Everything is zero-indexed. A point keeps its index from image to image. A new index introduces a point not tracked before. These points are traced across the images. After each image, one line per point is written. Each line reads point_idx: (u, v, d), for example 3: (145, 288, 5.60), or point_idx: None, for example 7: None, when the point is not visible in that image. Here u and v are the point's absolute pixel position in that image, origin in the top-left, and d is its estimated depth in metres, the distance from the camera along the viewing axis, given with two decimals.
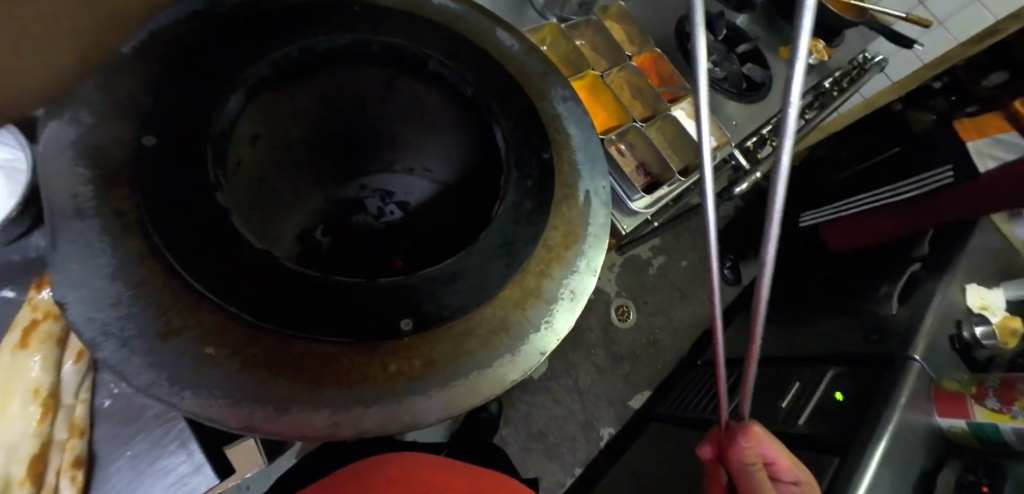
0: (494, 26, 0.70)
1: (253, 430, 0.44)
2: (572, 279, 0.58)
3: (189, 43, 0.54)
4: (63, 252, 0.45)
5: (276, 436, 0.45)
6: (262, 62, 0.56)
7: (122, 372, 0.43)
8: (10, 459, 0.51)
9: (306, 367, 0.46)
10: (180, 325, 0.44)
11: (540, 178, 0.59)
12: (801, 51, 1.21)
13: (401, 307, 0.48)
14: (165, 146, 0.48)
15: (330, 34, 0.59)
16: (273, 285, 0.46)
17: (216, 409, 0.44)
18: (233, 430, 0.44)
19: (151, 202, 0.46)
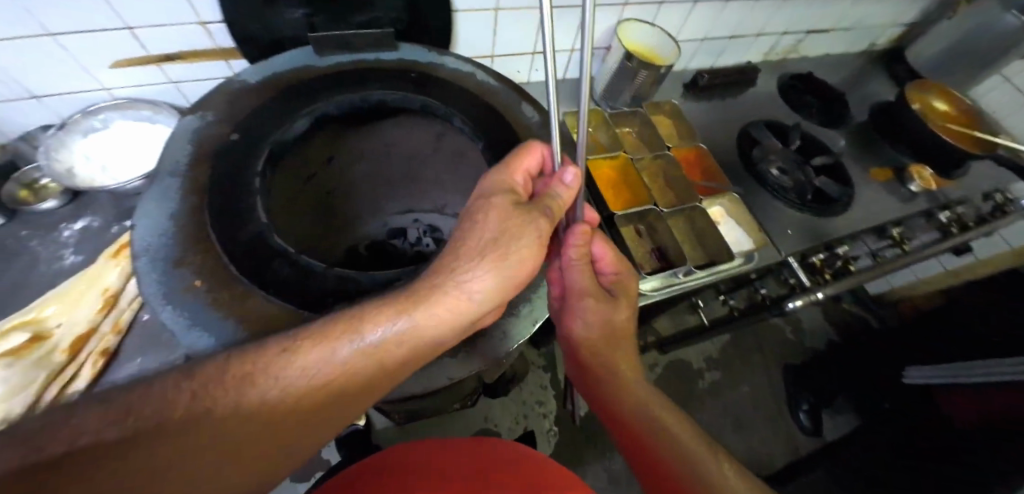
0: (521, 101, 0.81)
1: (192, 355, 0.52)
2: (509, 322, 0.59)
3: (286, 82, 0.75)
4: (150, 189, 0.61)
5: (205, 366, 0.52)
6: (332, 101, 0.73)
7: (139, 280, 0.55)
8: (68, 331, 0.65)
9: (252, 321, 0.54)
10: (189, 259, 0.57)
11: None
12: (900, 175, 1.07)
13: (342, 294, 0.56)
14: (241, 141, 0.66)
15: (388, 89, 0.76)
16: (258, 254, 0.57)
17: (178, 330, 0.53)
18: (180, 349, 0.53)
19: (215, 175, 0.62)
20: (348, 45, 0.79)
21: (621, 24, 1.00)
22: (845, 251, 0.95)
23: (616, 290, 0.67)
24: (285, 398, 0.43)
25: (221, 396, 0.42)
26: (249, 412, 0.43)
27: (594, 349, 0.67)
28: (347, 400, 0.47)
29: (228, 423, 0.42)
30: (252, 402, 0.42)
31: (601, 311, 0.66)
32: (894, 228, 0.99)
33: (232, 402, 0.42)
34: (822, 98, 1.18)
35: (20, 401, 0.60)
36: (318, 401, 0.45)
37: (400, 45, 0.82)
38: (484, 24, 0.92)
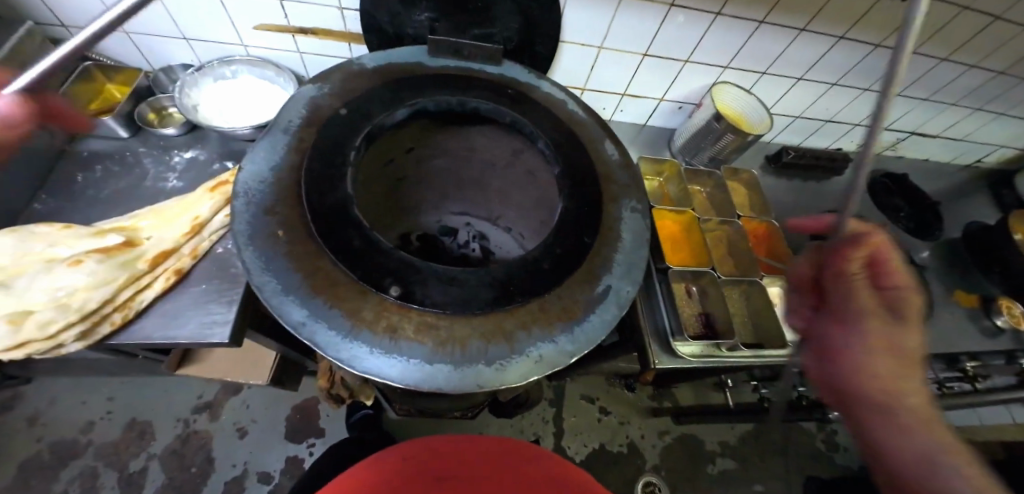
0: (605, 137, 0.82)
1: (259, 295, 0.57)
2: (547, 345, 0.59)
3: (397, 74, 0.81)
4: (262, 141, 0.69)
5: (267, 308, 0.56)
6: (433, 99, 0.79)
7: (233, 216, 0.62)
8: (156, 245, 0.73)
9: (317, 278, 0.58)
10: (279, 210, 0.63)
11: (568, 252, 0.66)
12: (986, 305, 1.00)
13: (400, 275, 0.60)
14: (347, 118, 0.72)
15: (485, 100, 0.81)
16: (338, 223, 0.62)
17: (251, 268, 0.58)
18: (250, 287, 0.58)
19: (318, 141, 0.69)
20: (460, 53, 0.85)
21: (716, 85, 1.01)
22: None
23: (900, 309, 0.46)
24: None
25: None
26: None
27: (874, 383, 0.44)
28: None
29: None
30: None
31: (883, 331, 0.45)
32: (967, 361, 0.92)
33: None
34: (911, 205, 1.14)
35: (101, 294, 0.66)
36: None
37: (506, 63, 0.88)
38: (585, 59, 0.96)
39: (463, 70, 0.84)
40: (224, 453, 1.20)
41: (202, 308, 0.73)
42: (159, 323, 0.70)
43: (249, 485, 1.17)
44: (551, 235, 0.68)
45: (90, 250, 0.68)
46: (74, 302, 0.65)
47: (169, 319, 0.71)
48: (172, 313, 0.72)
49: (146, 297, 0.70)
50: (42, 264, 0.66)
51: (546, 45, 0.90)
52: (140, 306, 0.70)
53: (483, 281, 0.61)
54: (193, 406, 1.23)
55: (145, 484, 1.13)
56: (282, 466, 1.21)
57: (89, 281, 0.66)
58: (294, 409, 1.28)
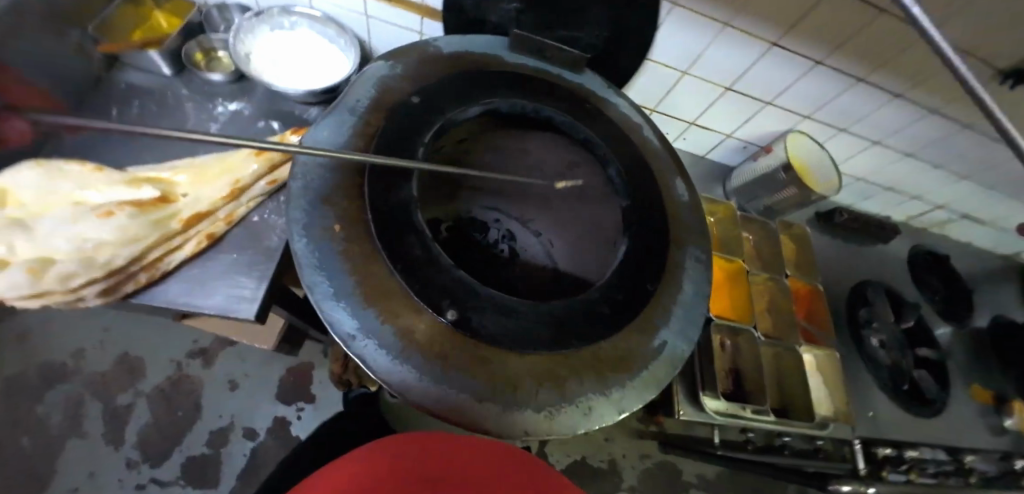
0: (677, 174, 0.78)
1: (311, 295, 0.54)
2: (596, 397, 0.57)
3: (474, 64, 0.75)
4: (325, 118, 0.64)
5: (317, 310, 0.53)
6: (508, 100, 0.74)
7: (289, 201, 0.58)
8: (191, 204, 0.68)
9: (371, 285, 0.55)
10: (337, 200, 0.58)
11: (628, 299, 0.63)
12: (999, 404, 0.99)
13: (458, 299, 0.56)
14: (419, 108, 0.67)
15: (561, 110, 0.76)
16: (399, 228, 0.58)
17: (305, 263, 0.54)
18: (300, 284, 0.54)
19: (386, 130, 0.64)
20: (542, 53, 0.79)
21: (794, 132, 0.95)
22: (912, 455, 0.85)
23: None
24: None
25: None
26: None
27: None
28: None
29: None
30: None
31: None
32: (967, 454, 0.89)
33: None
34: (948, 291, 1.12)
35: (130, 251, 0.61)
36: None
37: (586, 73, 0.82)
38: (665, 80, 0.91)
39: (542, 72, 0.79)
40: (213, 402, 1.14)
41: (232, 279, 0.69)
42: (185, 288, 0.67)
43: (233, 439, 1.12)
44: (613, 276, 0.64)
45: (122, 202, 0.63)
46: (101, 257, 0.60)
47: (194, 285, 0.67)
48: (199, 279, 0.68)
49: (173, 259, 0.66)
50: (68, 209, 0.60)
51: (631, 60, 0.84)
52: (168, 267, 0.66)
53: (541, 318, 0.59)
54: (187, 350, 1.17)
55: (129, 421, 1.08)
56: (269, 426, 1.15)
57: (118, 236, 0.61)
58: (287, 371, 1.21)
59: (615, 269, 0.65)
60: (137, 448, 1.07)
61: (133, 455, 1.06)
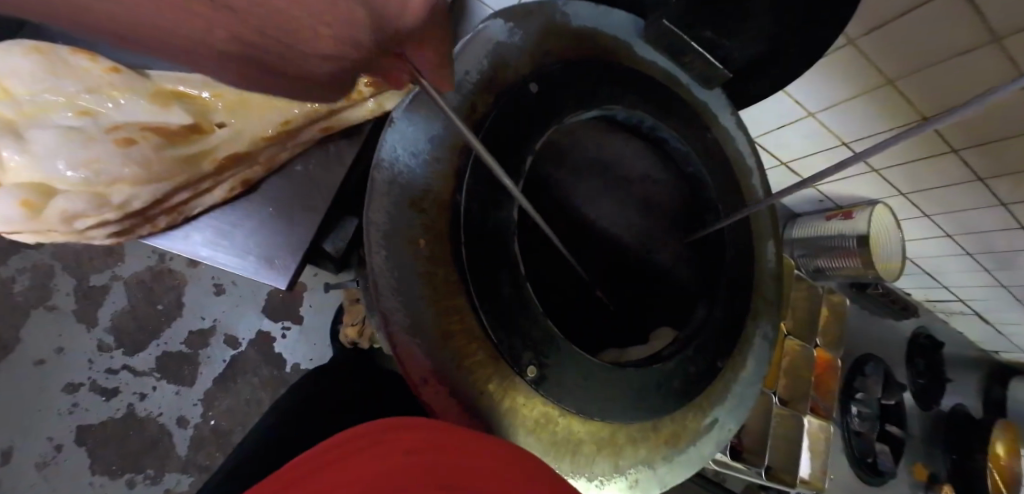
0: (772, 236, 0.70)
1: (381, 320, 0.47)
2: (644, 471, 0.56)
3: (602, 52, 0.61)
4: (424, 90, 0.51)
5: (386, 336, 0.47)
6: (630, 106, 0.61)
7: (370, 196, 0.48)
8: (227, 140, 0.54)
9: (448, 320, 0.48)
10: (425, 208, 0.49)
11: (701, 375, 0.59)
12: (929, 481, 1.10)
13: (538, 353, 0.50)
14: (534, 100, 0.54)
15: (682, 132, 0.64)
16: (491, 258, 0.49)
17: (381, 282, 0.46)
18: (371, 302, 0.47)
19: (494, 124, 0.51)
20: (678, 56, 0.67)
21: (881, 206, 0.89)
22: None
23: None
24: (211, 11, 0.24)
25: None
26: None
27: None
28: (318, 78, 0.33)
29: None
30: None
31: None
32: None
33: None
34: (926, 372, 1.16)
35: (150, 192, 0.50)
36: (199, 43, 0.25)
37: (715, 92, 0.70)
38: (785, 114, 0.80)
39: (670, 78, 0.67)
40: (197, 301, 1.01)
41: (264, 241, 0.58)
42: (210, 239, 0.56)
43: (214, 343, 1.01)
44: (691, 347, 0.59)
45: (143, 124, 0.50)
46: (113, 197, 0.48)
47: (219, 236, 0.57)
48: (227, 232, 0.57)
49: (201, 204, 0.55)
50: (71, 119, 0.47)
51: (766, 91, 0.72)
52: (191, 212, 0.55)
53: (614, 388, 0.53)
54: None
55: (104, 303, 0.95)
56: (252, 337, 1.04)
57: (137, 173, 0.48)
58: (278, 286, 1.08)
59: (691, 336, 0.60)
60: (111, 333, 0.94)
61: (106, 338, 0.94)
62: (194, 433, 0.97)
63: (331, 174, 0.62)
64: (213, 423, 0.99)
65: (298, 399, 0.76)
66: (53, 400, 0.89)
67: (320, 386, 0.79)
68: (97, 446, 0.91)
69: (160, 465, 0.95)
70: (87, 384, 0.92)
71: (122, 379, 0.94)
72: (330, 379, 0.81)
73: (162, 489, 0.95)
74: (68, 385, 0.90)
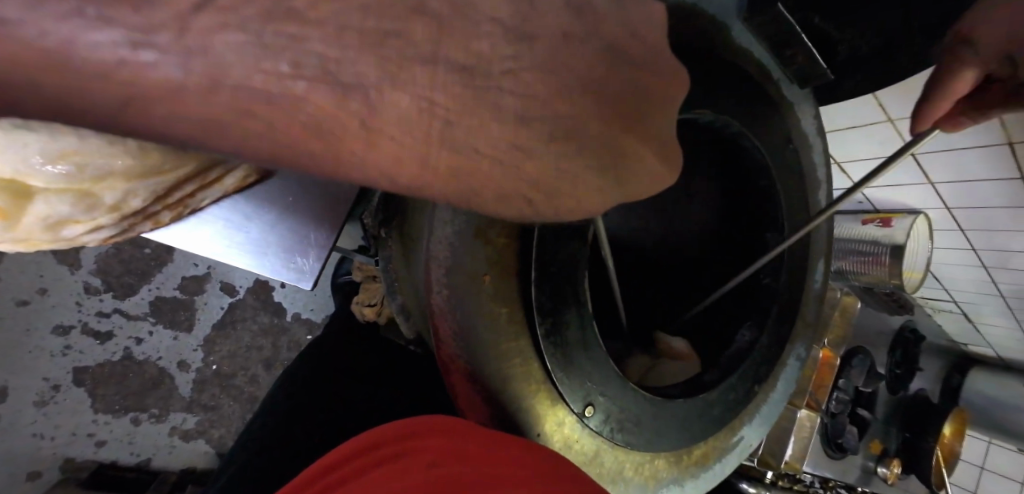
0: (825, 256, 0.67)
1: (444, 356, 0.44)
2: (674, 488, 0.57)
3: (698, 43, 0.51)
4: None
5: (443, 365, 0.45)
6: (715, 111, 0.53)
7: (433, 223, 0.42)
8: None
9: (511, 362, 0.43)
10: (493, 237, 0.42)
11: (739, 402, 0.58)
12: (881, 455, 1.21)
13: (596, 393, 0.46)
14: None
15: (765, 143, 0.57)
16: (561, 297, 0.43)
17: (443, 319, 0.42)
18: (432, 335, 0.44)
19: None
20: (779, 47, 0.57)
21: (923, 216, 0.86)
22: (803, 480, 1.09)
23: None
24: (492, 153, 0.24)
25: (363, 105, 0.20)
26: (316, 83, 0.19)
27: None
28: (515, 203, 0.27)
29: (181, 114, 0.18)
30: (313, 73, 0.19)
31: None
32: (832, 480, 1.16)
33: (298, 70, 0.19)
34: (905, 362, 1.21)
35: (149, 187, 0.41)
36: (478, 192, 0.25)
37: (804, 91, 0.62)
38: (862, 115, 0.74)
39: (763, 70, 0.57)
40: None
41: (283, 236, 0.52)
42: (222, 233, 0.49)
43: (210, 290, 0.97)
44: (734, 378, 0.58)
45: None
46: (106, 196, 0.39)
47: (231, 231, 0.50)
48: (239, 225, 0.50)
49: (208, 195, 0.46)
50: None
51: (854, 94, 0.64)
52: (197, 204, 0.47)
53: (661, 420, 0.51)
54: None
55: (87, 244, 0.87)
56: (250, 285, 1.00)
57: (131, 166, 0.38)
58: None
59: (731, 366, 0.59)
60: (98, 275, 0.89)
61: (93, 281, 0.88)
62: (197, 376, 0.96)
63: None
64: (216, 367, 0.98)
65: (307, 364, 0.74)
66: (42, 341, 0.86)
67: (322, 350, 0.75)
68: (97, 386, 0.90)
69: (163, 405, 0.95)
70: (78, 327, 0.88)
71: (115, 322, 0.91)
72: (332, 342, 0.76)
73: (168, 426, 0.96)
74: (58, 328, 0.87)
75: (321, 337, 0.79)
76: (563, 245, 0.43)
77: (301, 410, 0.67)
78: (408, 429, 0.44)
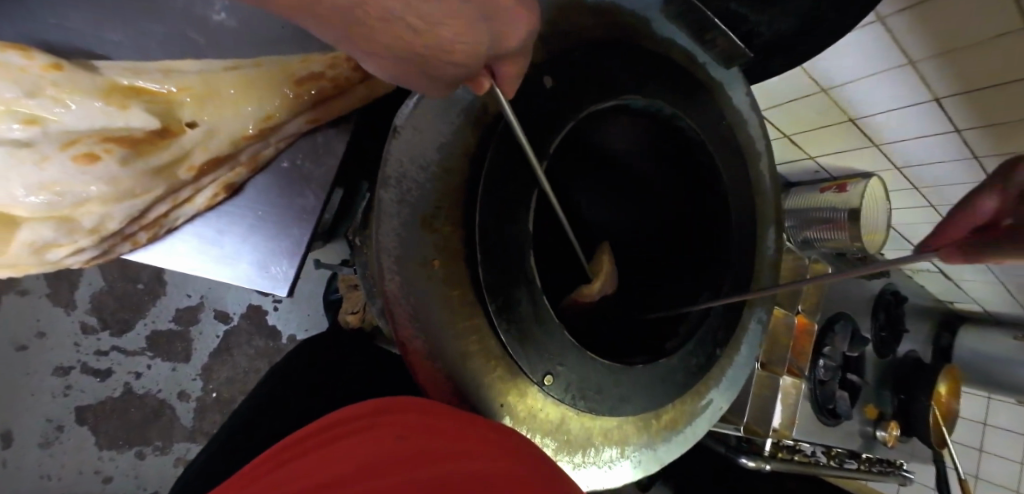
0: (773, 222, 0.71)
1: (403, 343, 0.46)
2: (645, 454, 0.60)
3: (616, 33, 0.56)
4: (425, 103, 0.47)
5: (404, 354, 0.47)
6: (646, 95, 0.57)
7: (381, 217, 0.45)
8: (201, 142, 0.49)
9: (465, 341, 0.47)
10: (438, 225, 0.46)
11: (702, 367, 0.61)
12: (878, 419, 1.23)
13: (554, 362, 0.49)
14: (550, 103, 0.49)
15: (698, 120, 0.61)
16: (507, 275, 0.47)
17: (399, 307, 0.45)
18: (392, 329, 0.46)
19: (505, 136, 0.47)
20: (700, 33, 0.62)
21: (876, 178, 0.89)
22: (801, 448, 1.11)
23: None
24: None
25: None
26: None
27: None
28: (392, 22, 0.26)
29: None
30: None
31: None
32: (835, 449, 1.17)
33: None
34: (889, 325, 1.24)
35: (124, 211, 0.46)
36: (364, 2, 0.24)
37: (732, 71, 0.66)
38: (798, 88, 0.78)
39: (689, 58, 0.62)
40: (179, 277, 0.99)
41: (257, 246, 0.54)
42: (198, 249, 0.53)
43: (204, 318, 1.01)
44: (694, 343, 0.60)
45: (103, 137, 0.44)
46: (85, 221, 0.45)
47: (206, 247, 0.53)
48: (214, 240, 0.54)
49: (181, 216, 0.50)
50: (18, 131, 0.42)
51: (780, 67, 0.68)
52: (173, 223, 0.51)
53: (624, 387, 0.54)
54: None
55: (80, 285, 0.93)
56: (243, 310, 1.04)
57: (105, 191, 0.44)
58: None
59: (697, 334, 0.61)
60: (93, 314, 0.93)
61: (88, 320, 0.93)
62: (197, 404, 0.99)
63: (323, 167, 0.56)
64: (215, 395, 1.01)
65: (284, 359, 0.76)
66: (43, 383, 0.90)
67: (297, 350, 0.76)
68: (100, 423, 0.93)
69: (166, 437, 0.97)
70: (78, 367, 0.92)
71: (113, 360, 0.95)
72: (310, 349, 0.77)
73: (173, 457, 0.98)
74: (58, 369, 0.91)
75: (292, 354, 0.75)
76: (505, 226, 0.47)
77: (285, 407, 0.65)
78: (396, 405, 0.46)
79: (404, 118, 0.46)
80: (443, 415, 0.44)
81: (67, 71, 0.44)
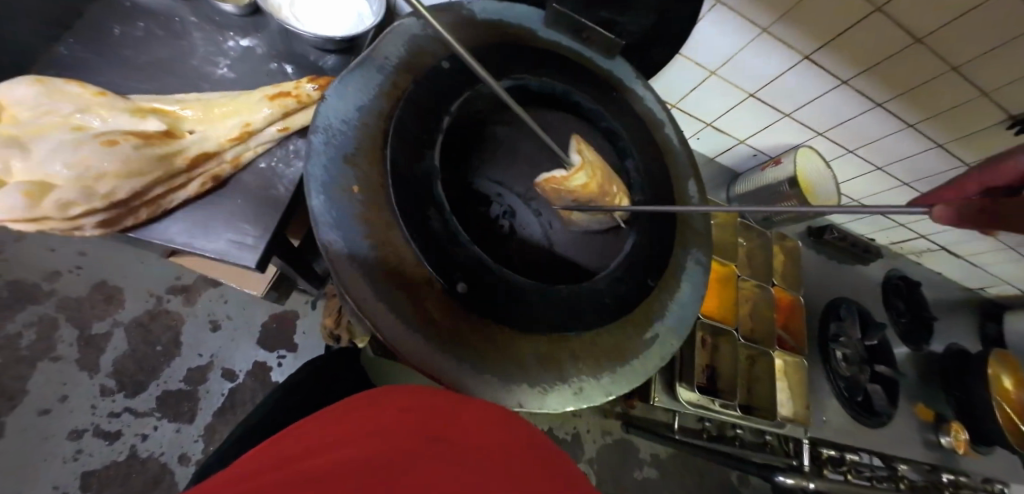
0: (690, 176, 0.79)
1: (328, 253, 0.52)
2: (588, 381, 0.59)
3: (506, 36, 0.72)
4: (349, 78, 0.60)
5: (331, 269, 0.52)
6: (537, 77, 0.72)
7: (311, 154, 0.55)
8: (199, 142, 0.65)
9: (384, 252, 0.54)
10: (359, 161, 0.56)
11: (633, 291, 0.65)
12: (937, 423, 1.12)
13: (468, 273, 0.57)
14: (450, 79, 0.65)
15: (590, 94, 0.75)
16: (418, 199, 0.57)
17: (323, 220, 0.52)
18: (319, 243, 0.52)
19: (412, 100, 0.61)
20: (579, 33, 0.77)
21: (806, 149, 1.00)
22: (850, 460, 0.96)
23: None
24: None
25: None
26: None
27: None
28: None
29: None
30: None
31: None
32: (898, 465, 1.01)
33: None
34: (909, 311, 1.18)
35: (131, 186, 0.59)
36: None
37: (618, 61, 0.81)
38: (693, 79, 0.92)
39: (576, 54, 0.77)
40: (194, 337, 1.10)
41: (235, 227, 0.66)
42: (186, 229, 0.65)
43: (212, 377, 1.09)
44: (618, 272, 0.65)
45: (127, 132, 0.61)
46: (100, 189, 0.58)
47: (193, 227, 0.65)
48: (200, 222, 0.65)
49: (177, 198, 0.64)
50: (68, 134, 0.59)
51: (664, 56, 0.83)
52: (169, 205, 0.64)
53: (546, 301, 0.60)
54: (170, 285, 1.12)
55: (105, 349, 1.03)
56: (249, 368, 1.13)
57: (119, 168, 0.59)
58: (271, 316, 1.18)
59: (619, 267, 0.66)
60: (112, 376, 1.02)
61: (108, 382, 1.01)
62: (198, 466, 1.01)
63: (293, 168, 0.71)
64: None
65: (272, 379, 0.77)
66: (58, 448, 0.94)
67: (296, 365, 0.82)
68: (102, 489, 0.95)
69: None
70: (91, 430, 0.98)
71: (124, 421, 1.00)
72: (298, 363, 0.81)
73: None
74: (72, 432, 0.96)
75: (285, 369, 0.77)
76: (413, 161, 0.58)
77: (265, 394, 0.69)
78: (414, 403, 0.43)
79: (333, 88, 0.59)
80: (455, 430, 0.39)
81: (109, 97, 0.62)
